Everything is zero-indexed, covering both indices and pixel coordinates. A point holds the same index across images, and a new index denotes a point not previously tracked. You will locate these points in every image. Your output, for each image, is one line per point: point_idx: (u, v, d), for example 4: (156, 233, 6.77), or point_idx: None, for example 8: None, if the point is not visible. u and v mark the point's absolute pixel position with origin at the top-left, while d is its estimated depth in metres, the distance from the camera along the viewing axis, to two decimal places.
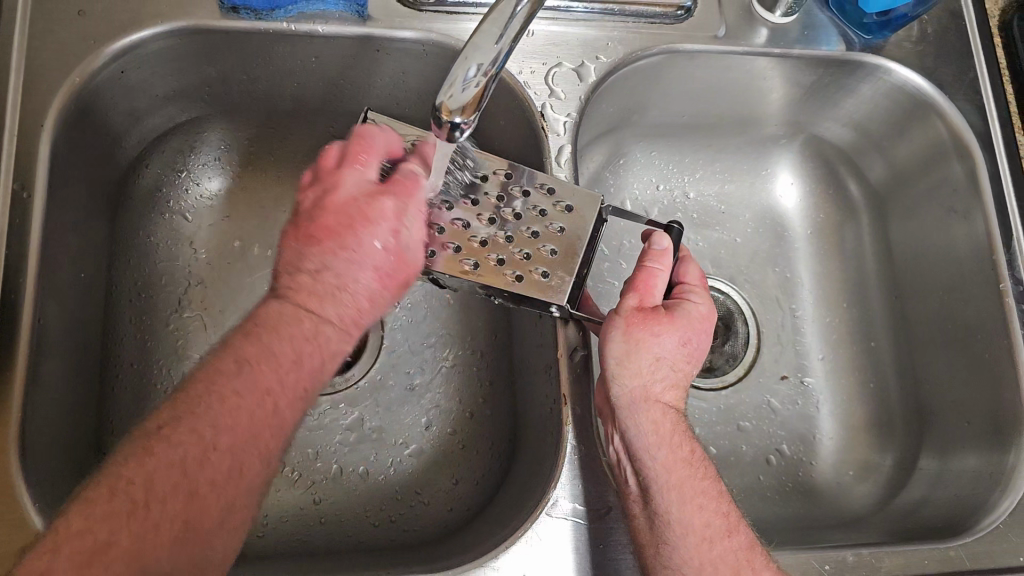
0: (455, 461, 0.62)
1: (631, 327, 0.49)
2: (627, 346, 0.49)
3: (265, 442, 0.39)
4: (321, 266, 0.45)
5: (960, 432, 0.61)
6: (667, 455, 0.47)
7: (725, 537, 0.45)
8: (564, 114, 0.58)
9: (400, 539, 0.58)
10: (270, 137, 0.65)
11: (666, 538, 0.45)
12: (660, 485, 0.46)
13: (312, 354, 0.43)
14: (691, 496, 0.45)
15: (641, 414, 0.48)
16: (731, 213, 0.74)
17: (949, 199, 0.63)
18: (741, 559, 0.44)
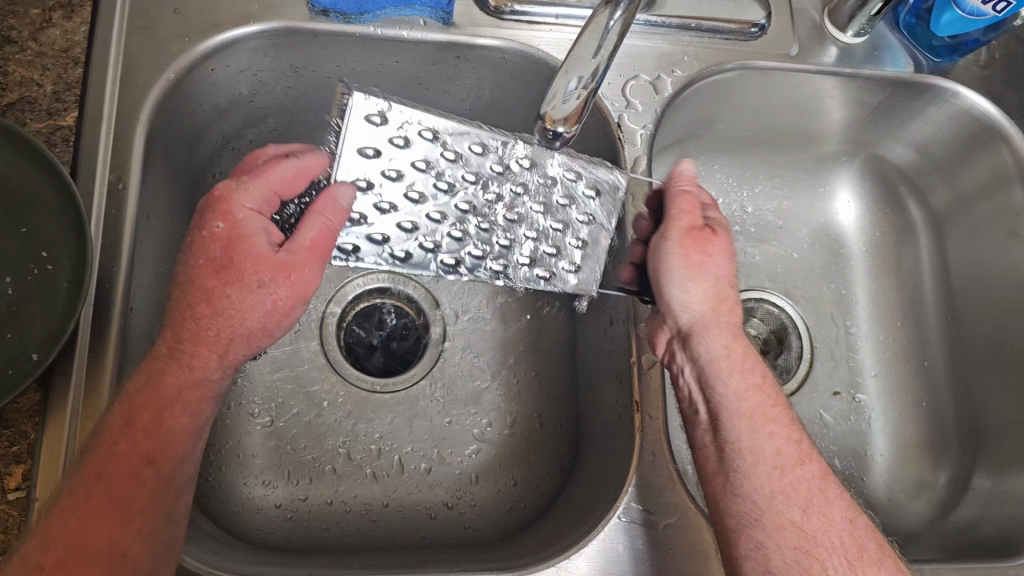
0: (516, 462, 0.63)
1: (688, 252, 0.52)
2: (690, 273, 0.51)
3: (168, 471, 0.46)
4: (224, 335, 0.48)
5: (1015, 453, 0.61)
6: (738, 381, 0.49)
7: (798, 465, 0.46)
8: (640, 126, 0.59)
9: (463, 537, 0.59)
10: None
11: (737, 468, 0.46)
12: (732, 412, 0.47)
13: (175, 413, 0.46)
14: (762, 425, 0.47)
15: (712, 338, 0.50)
16: (788, 228, 0.75)
17: (1011, 222, 0.64)
18: (815, 486, 0.45)
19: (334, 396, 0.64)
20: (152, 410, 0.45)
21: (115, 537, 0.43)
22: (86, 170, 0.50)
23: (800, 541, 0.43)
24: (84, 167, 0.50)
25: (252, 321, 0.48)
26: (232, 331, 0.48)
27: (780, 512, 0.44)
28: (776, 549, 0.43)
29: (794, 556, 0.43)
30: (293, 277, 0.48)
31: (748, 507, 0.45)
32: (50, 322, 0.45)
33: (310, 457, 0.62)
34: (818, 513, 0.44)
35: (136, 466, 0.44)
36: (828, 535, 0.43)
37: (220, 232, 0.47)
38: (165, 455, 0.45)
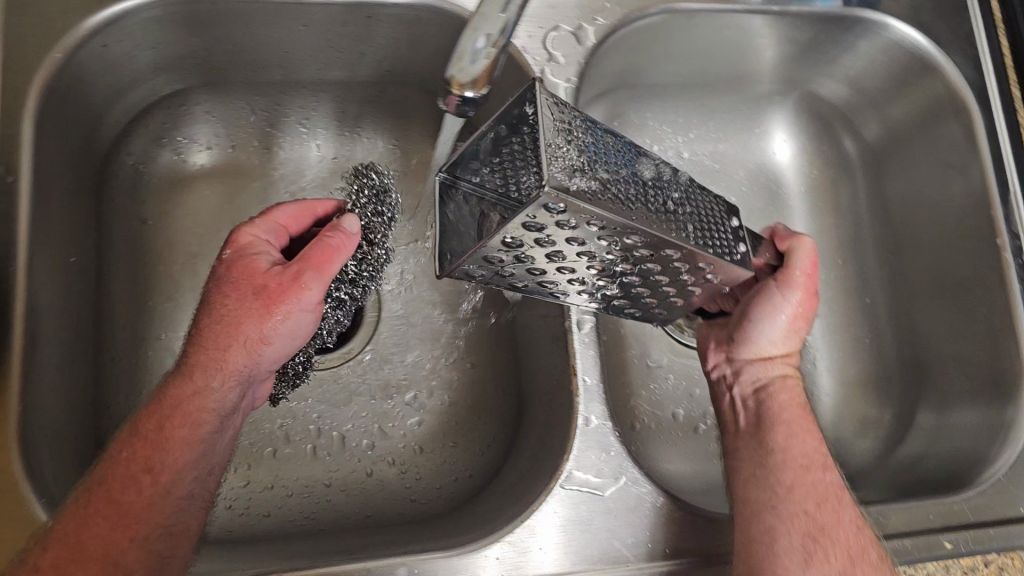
0: (460, 431, 0.62)
1: (802, 312, 0.54)
2: (797, 322, 0.54)
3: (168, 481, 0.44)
4: (225, 355, 0.47)
5: (958, 387, 0.62)
6: (787, 399, 0.53)
7: (821, 470, 0.49)
8: (563, 79, 0.57)
9: (410, 512, 0.58)
10: (270, 113, 0.63)
11: (765, 460, 0.49)
12: (775, 416, 0.52)
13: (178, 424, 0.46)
14: (799, 430, 0.51)
15: (764, 367, 0.54)
16: (726, 171, 0.72)
17: (946, 155, 0.63)
18: (830, 488, 0.48)
19: None
20: (167, 416, 0.46)
21: (113, 548, 0.41)
22: None
23: (805, 528, 0.46)
24: None
25: (248, 329, 0.48)
26: (232, 335, 0.48)
27: (795, 503, 0.47)
28: (783, 531, 0.45)
29: (799, 541, 0.45)
30: (295, 291, 0.49)
31: (763, 493, 0.48)
32: None
33: (246, 443, 0.60)
34: (829, 509, 0.47)
35: (138, 472, 0.44)
36: (836, 528, 0.46)
37: (225, 269, 0.50)
38: (164, 463, 0.44)
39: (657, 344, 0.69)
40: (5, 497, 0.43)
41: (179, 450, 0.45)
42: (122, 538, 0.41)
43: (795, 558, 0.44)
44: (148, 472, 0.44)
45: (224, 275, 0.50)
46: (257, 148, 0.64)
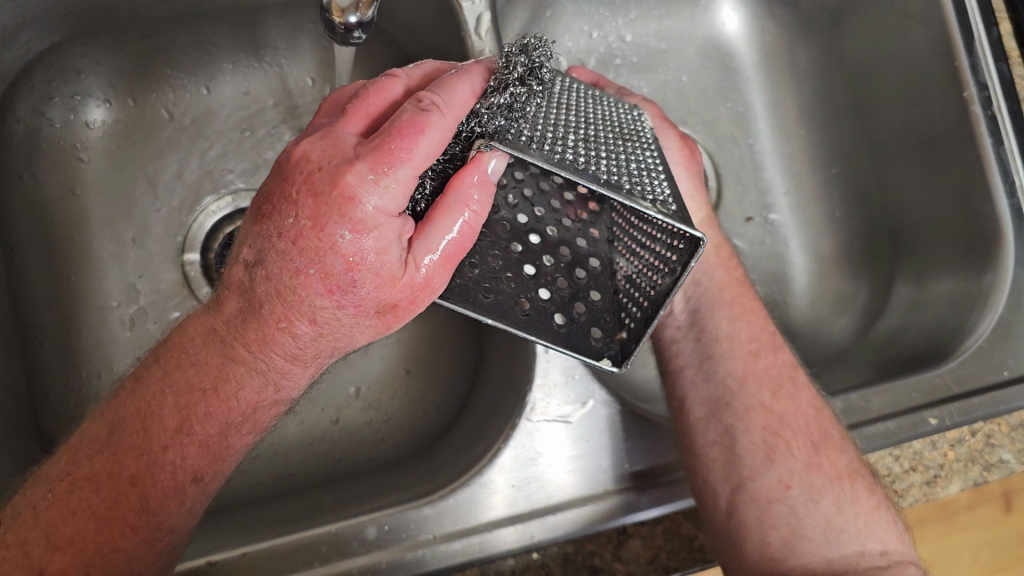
0: (424, 365, 0.60)
1: (688, 158, 0.56)
2: (693, 180, 0.55)
3: (209, 470, 0.40)
4: (297, 351, 0.37)
5: (936, 255, 0.59)
6: (724, 275, 0.54)
7: (771, 352, 0.50)
8: None
9: (382, 456, 0.56)
10: (166, 54, 0.58)
11: (713, 353, 0.51)
12: (713, 301, 0.52)
13: (240, 427, 0.40)
14: (742, 313, 0.52)
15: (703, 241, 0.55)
16: (673, 50, 0.68)
17: (904, 6, 0.57)
18: (783, 373, 0.49)
19: None
20: (176, 438, 0.39)
21: (115, 539, 0.38)
22: None
23: (766, 420, 0.48)
24: None
25: (354, 341, 0.38)
26: (334, 348, 0.38)
27: (751, 395, 0.48)
28: (745, 431, 0.47)
29: (759, 435, 0.47)
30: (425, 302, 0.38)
31: (717, 388, 0.49)
32: None
33: None
34: (786, 397, 0.48)
35: (182, 462, 0.39)
36: (794, 415, 0.47)
37: (344, 263, 0.34)
38: (214, 469, 0.41)
39: None
40: None
41: (185, 482, 0.40)
42: (131, 527, 0.38)
43: (758, 457, 0.47)
44: (127, 502, 0.38)
45: (341, 274, 0.34)
46: (164, 95, 0.59)
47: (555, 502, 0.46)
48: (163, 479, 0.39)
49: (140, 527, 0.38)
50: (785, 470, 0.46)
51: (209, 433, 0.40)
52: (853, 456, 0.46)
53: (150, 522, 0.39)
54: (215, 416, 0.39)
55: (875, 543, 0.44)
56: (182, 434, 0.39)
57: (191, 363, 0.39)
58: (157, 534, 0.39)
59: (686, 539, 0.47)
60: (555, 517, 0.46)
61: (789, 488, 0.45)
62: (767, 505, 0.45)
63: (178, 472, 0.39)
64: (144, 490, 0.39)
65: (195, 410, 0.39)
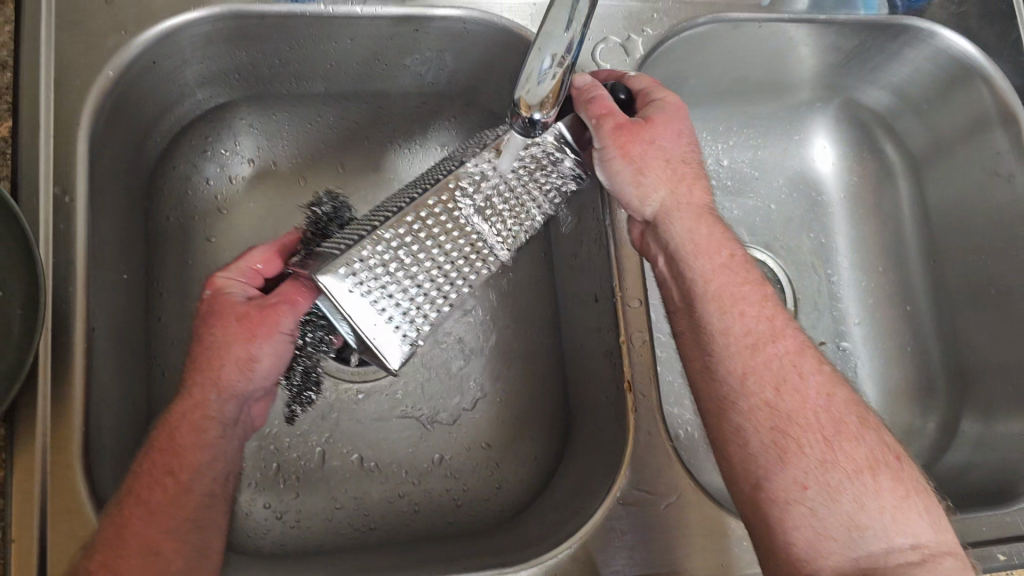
0: (509, 442, 0.62)
1: (627, 147, 0.49)
2: (637, 167, 0.49)
3: (181, 478, 0.45)
4: (193, 372, 0.48)
5: (1009, 396, 0.61)
6: (705, 262, 0.50)
7: (771, 341, 0.47)
8: None
9: (459, 523, 0.59)
10: (314, 126, 0.63)
11: (709, 350, 0.48)
12: (703, 293, 0.49)
13: (189, 438, 0.46)
14: (731, 305, 0.48)
15: (676, 222, 0.50)
16: (765, 178, 0.72)
17: (992, 163, 0.63)
18: (786, 363, 0.47)
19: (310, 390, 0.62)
20: (154, 462, 0.45)
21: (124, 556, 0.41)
22: (27, 184, 0.46)
23: (773, 419, 0.45)
24: (26, 182, 0.46)
25: (235, 353, 0.48)
26: (223, 368, 0.48)
27: (753, 395, 0.46)
28: (753, 431, 0.45)
29: (768, 436, 0.45)
30: (270, 321, 0.48)
31: (722, 389, 0.47)
32: (7, 355, 0.42)
33: (294, 456, 0.60)
34: (791, 391, 0.46)
35: (160, 476, 0.44)
36: (801, 411, 0.45)
37: (206, 300, 0.49)
38: (184, 464, 0.45)
39: None
40: (70, 516, 0.43)
41: (177, 489, 0.44)
42: (136, 548, 0.41)
43: (771, 458, 0.44)
44: (140, 517, 0.43)
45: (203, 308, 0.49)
46: (304, 161, 0.63)
47: None
48: (155, 497, 0.43)
49: (147, 540, 0.42)
50: (801, 471, 0.43)
51: (167, 450, 0.45)
52: (874, 443, 0.45)
53: (158, 533, 0.42)
54: (169, 441, 0.46)
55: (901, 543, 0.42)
56: (149, 466, 0.45)
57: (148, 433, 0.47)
58: (166, 532, 0.43)
59: None
60: None
61: (806, 487, 0.43)
62: (785, 506, 0.43)
63: (161, 490, 0.44)
64: (138, 514, 0.42)
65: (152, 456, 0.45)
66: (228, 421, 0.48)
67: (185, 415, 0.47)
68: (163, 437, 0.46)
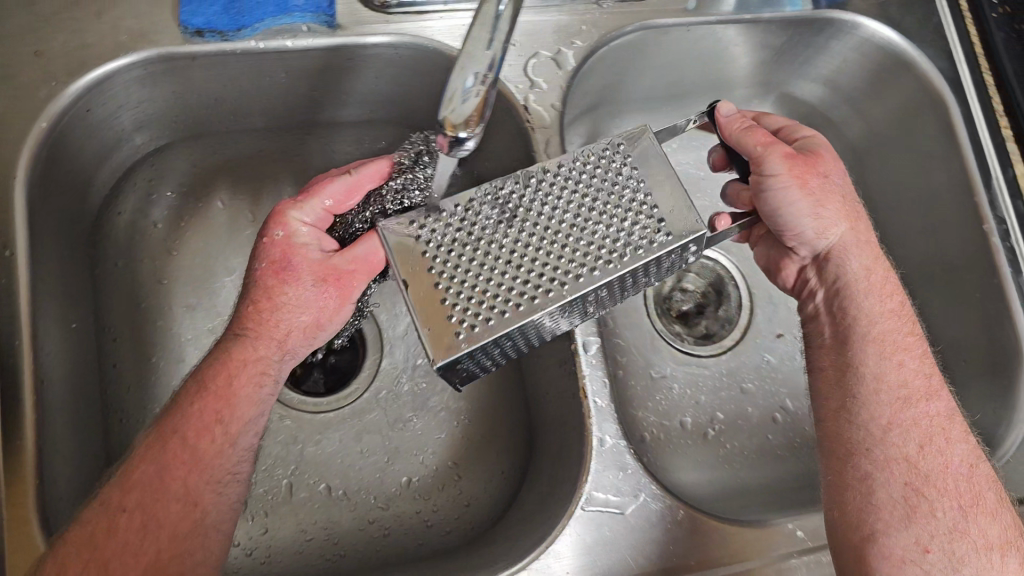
0: (478, 458, 0.62)
1: (805, 177, 0.52)
2: (816, 200, 0.52)
3: (219, 432, 0.47)
4: (261, 327, 0.50)
5: (959, 371, 0.63)
6: (874, 305, 0.53)
7: (923, 401, 0.49)
8: (548, 106, 0.57)
9: (433, 543, 0.59)
10: (256, 161, 0.64)
11: (855, 393, 0.50)
12: (865, 335, 0.52)
13: (242, 378, 0.49)
14: (891, 352, 0.51)
15: (852, 258, 0.53)
16: (712, 177, 0.74)
17: (925, 146, 0.64)
18: (935, 424, 0.48)
19: (273, 423, 0.62)
20: (204, 409, 0.47)
21: (154, 515, 0.44)
22: None
23: (910, 476, 0.46)
24: None
25: (303, 315, 0.50)
26: (282, 328, 0.50)
27: (894, 448, 0.47)
28: (884, 482, 0.46)
29: (900, 489, 0.46)
30: (349, 285, 0.51)
31: (860, 433, 0.49)
32: None
33: (262, 490, 0.60)
34: (933, 453, 0.47)
35: (209, 424, 0.47)
36: (942, 475, 0.46)
37: (282, 256, 0.50)
38: (233, 415, 0.48)
39: (657, 354, 0.70)
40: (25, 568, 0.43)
41: (222, 440, 0.47)
42: (171, 507, 0.45)
43: (896, 514, 0.45)
44: (180, 470, 0.46)
45: (279, 266, 0.50)
46: (249, 196, 0.64)
47: None
48: (200, 455, 0.46)
49: (182, 499, 0.45)
50: (924, 531, 0.45)
51: (210, 397, 0.48)
52: (1008, 522, 0.46)
53: (193, 493, 0.46)
54: (220, 383, 0.48)
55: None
56: (186, 423, 0.47)
57: (203, 366, 0.49)
58: (202, 489, 0.46)
59: None
60: None
61: (928, 551, 0.44)
62: (901, 564, 0.44)
63: (205, 448, 0.46)
64: (177, 473, 0.45)
65: (212, 398, 0.48)
66: (279, 367, 0.50)
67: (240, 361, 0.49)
68: (204, 383, 0.48)
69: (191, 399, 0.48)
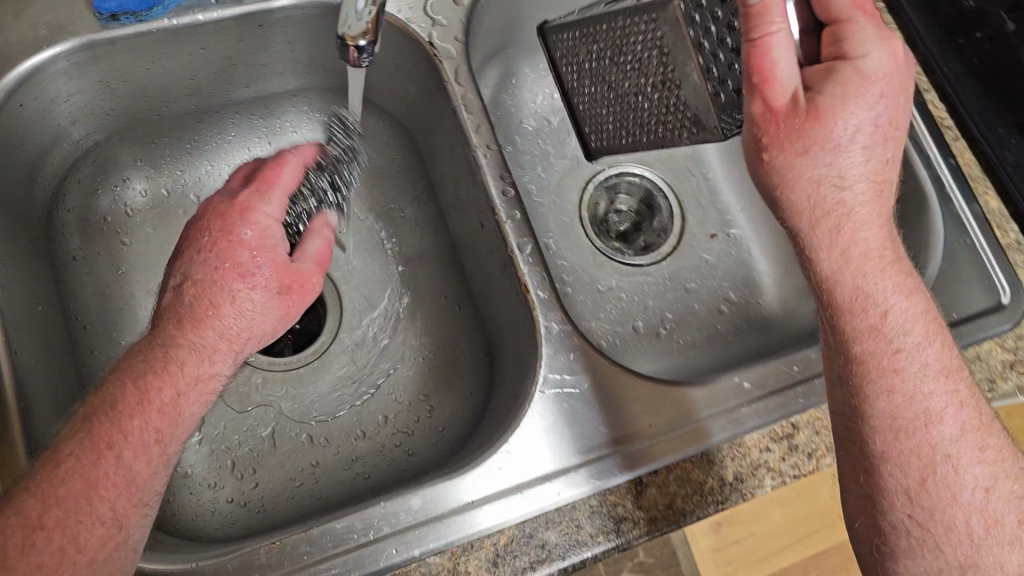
0: (445, 384, 0.66)
1: (779, 143, 0.46)
2: (785, 179, 0.48)
3: (159, 445, 0.45)
4: (215, 334, 0.47)
5: None
6: (878, 319, 0.49)
7: (942, 426, 0.48)
8: (451, 40, 0.62)
9: (411, 465, 0.62)
10: (193, 146, 0.68)
11: (864, 416, 0.49)
12: (859, 358, 0.49)
13: (188, 396, 0.46)
14: (897, 386, 0.48)
15: (836, 264, 0.48)
16: None
17: None
18: (941, 456, 0.48)
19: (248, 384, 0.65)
20: (144, 427, 0.45)
21: (77, 531, 0.42)
22: None
23: (913, 508, 0.48)
24: None
25: (262, 324, 0.49)
26: (230, 340, 0.48)
27: (908, 478, 0.48)
28: (893, 506, 0.48)
29: (908, 520, 0.48)
30: (310, 284, 0.51)
31: (866, 452, 0.49)
32: None
33: (246, 449, 0.63)
34: (942, 485, 0.47)
35: (149, 440, 0.45)
36: (950, 509, 0.47)
37: (249, 256, 0.48)
38: (173, 431, 0.46)
39: (602, 269, 0.73)
40: None
41: (158, 459, 0.45)
42: (95, 526, 0.43)
43: (908, 542, 0.48)
44: (110, 490, 0.43)
45: (248, 263, 0.48)
46: (192, 180, 0.68)
47: (566, 465, 0.53)
48: (130, 473, 0.44)
49: (109, 511, 0.43)
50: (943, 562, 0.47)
51: (147, 406, 0.45)
52: None
53: (122, 507, 0.44)
54: (160, 396, 0.45)
55: (1015, 556, 0.47)
56: (118, 431, 0.44)
57: (136, 365, 0.46)
58: (129, 505, 0.44)
59: (698, 484, 0.53)
60: (576, 475, 0.53)
61: None
62: None
63: (136, 466, 0.44)
64: (103, 487, 0.43)
65: (145, 411, 0.45)
66: (227, 376, 0.49)
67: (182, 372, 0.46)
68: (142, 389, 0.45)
69: (131, 403, 0.45)
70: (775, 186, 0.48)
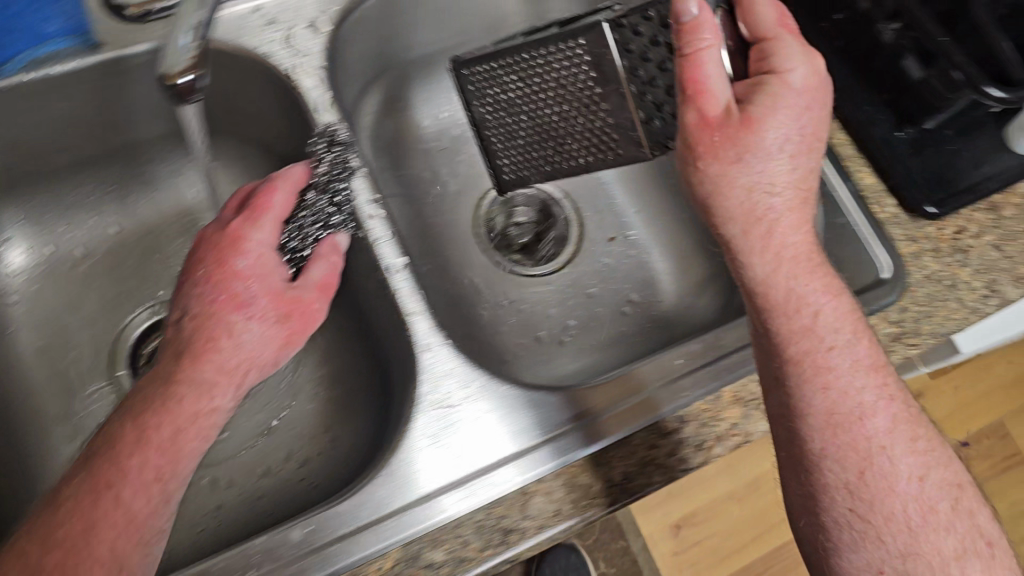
0: (342, 412, 0.66)
1: (710, 150, 0.48)
2: (712, 183, 0.49)
3: (161, 487, 0.45)
4: (223, 364, 0.49)
5: None
6: (804, 317, 0.50)
7: (861, 421, 0.49)
8: (313, 70, 0.62)
9: (313, 496, 0.61)
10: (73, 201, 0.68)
11: (797, 405, 0.50)
12: (787, 355, 0.50)
13: (191, 432, 0.47)
14: (830, 381, 0.49)
15: (762, 264, 0.50)
16: None
17: None
18: (874, 446, 0.48)
19: None
20: (143, 466, 0.45)
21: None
22: None
23: (853, 500, 0.48)
24: None
25: (254, 355, 0.51)
26: (229, 374, 0.49)
27: (841, 471, 0.49)
28: (831, 502, 0.49)
29: (846, 513, 0.48)
30: (310, 320, 0.54)
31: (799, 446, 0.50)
32: None
33: None
34: (876, 476, 0.48)
35: (151, 481, 0.45)
36: (886, 496, 0.48)
37: (244, 288, 0.52)
38: (174, 470, 0.46)
39: (501, 282, 0.74)
40: None
41: (160, 498, 0.45)
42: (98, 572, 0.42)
43: (848, 536, 0.48)
44: (107, 530, 0.43)
45: (243, 295, 0.51)
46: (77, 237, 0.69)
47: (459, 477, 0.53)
48: (131, 516, 0.44)
49: (117, 552, 0.43)
50: (878, 556, 0.48)
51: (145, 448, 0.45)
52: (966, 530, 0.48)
53: (126, 548, 0.43)
54: (162, 433, 0.46)
55: (950, 541, 0.47)
56: (109, 477, 0.44)
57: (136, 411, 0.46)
58: (130, 544, 0.44)
59: (584, 488, 0.53)
60: (466, 488, 0.52)
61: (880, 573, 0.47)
62: None
63: (135, 510, 0.44)
64: (102, 528, 0.43)
65: (156, 450, 0.46)
66: (227, 410, 0.50)
67: (181, 413, 0.47)
68: (138, 431, 0.46)
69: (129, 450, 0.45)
70: (710, 193, 0.50)
